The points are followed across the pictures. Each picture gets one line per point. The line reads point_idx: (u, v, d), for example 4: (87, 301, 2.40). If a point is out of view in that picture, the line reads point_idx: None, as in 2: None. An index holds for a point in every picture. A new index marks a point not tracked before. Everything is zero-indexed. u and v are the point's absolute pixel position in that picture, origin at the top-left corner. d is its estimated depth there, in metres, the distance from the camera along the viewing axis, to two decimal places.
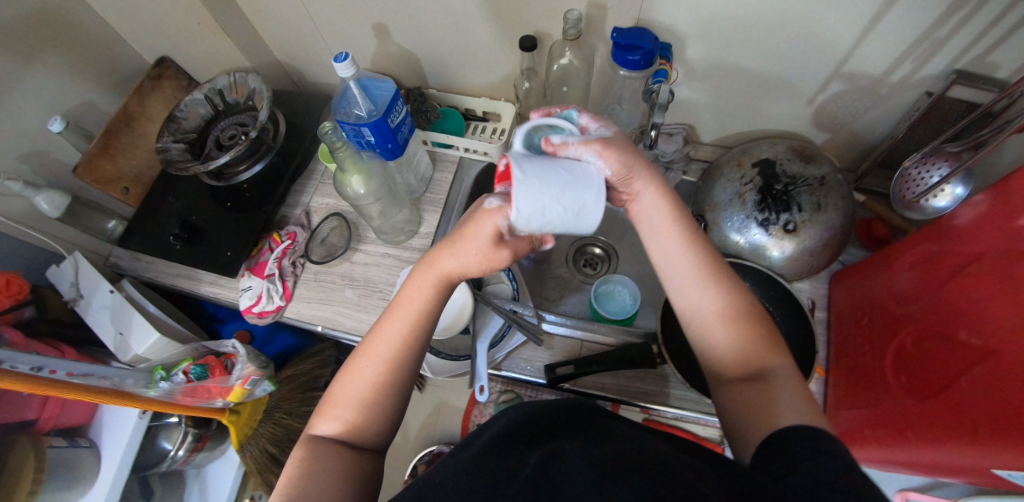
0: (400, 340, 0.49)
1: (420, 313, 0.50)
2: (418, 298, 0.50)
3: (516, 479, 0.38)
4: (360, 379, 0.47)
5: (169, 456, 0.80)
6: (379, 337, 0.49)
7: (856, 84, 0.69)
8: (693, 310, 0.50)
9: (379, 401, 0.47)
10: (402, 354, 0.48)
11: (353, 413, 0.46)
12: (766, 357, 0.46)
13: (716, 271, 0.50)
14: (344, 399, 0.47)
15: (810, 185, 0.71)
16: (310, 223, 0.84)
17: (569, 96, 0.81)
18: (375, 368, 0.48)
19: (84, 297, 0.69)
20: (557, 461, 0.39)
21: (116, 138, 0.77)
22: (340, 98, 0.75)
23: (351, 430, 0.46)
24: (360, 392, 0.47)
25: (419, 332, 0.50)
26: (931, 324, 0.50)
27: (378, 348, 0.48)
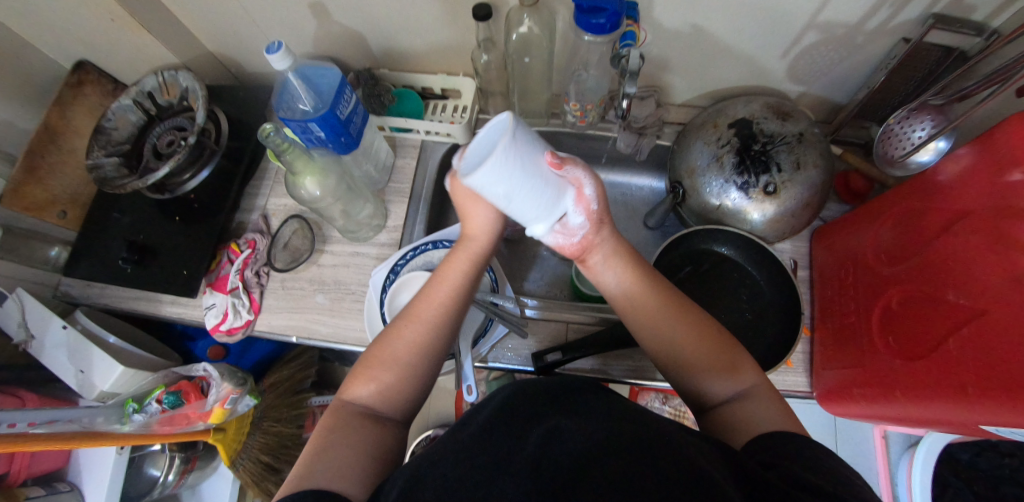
0: (442, 306, 0.50)
1: (463, 280, 0.52)
2: (470, 259, 0.53)
3: (517, 460, 0.37)
4: (405, 342, 0.48)
5: (159, 482, 0.78)
6: (426, 301, 0.51)
7: (831, 34, 0.66)
8: (667, 348, 0.50)
9: (421, 364, 0.48)
10: (447, 318, 0.50)
11: (394, 377, 0.47)
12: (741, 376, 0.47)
13: (673, 309, 0.51)
14: (384, 361, 0.48)
15: (789, 143, 0.69)
16: (269, 227, 0.79)
17: (532, 67, 0.75)
18: (420, 329, 0.49)
19: (35, 338, 0.63)
20: (558, 439, 0.38)
21: (41, 157, 0.70)
22: (281, 93, 0.68)
23: (385, 395, 0.47)
24: (401, 355, 0.48)
25: (458, 300, 0.51)
26: (915, 284, 0.50)
27: (424, 312, 0.50)
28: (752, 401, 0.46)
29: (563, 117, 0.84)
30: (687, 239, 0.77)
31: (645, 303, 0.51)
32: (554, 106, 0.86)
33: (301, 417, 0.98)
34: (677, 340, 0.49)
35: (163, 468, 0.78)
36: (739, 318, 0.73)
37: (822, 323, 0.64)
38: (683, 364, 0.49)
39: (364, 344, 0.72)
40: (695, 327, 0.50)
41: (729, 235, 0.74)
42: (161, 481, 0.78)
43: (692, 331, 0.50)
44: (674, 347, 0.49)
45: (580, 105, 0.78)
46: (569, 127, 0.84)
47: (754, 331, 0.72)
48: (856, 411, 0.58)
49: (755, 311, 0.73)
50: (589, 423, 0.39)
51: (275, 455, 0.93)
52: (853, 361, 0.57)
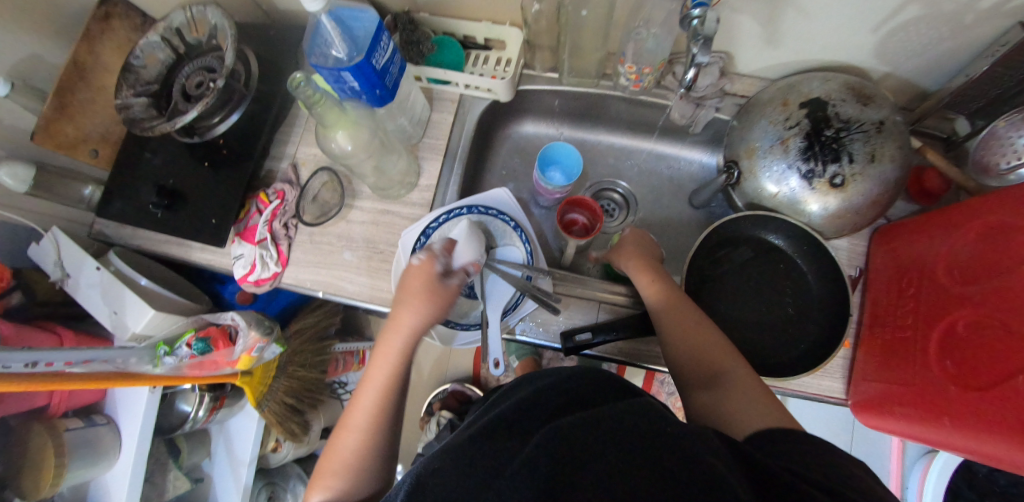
0: (377, 398, 0.52)
1: (390, 375, 0.53)
2: (387, 357, 0.54)
3: (518, 461, 0.36)
4: (344, 449, 0.51)
5: (190, 418, 0.81)
6: (360, 405, 0.52)
7: (937, 8, 0.57)
8: (686, 341, 0.56)
9: (362, 465, 0.50)
10: (381, 417, 0.52)
11: (339, 483, 0.49)
12: (723, 363, 0.54)
13: (685, 308, 0.60)
14: (331, 470, 0.50)
15: (866, 132, 0.63)
16: (298, 178, 0.76)
17: (589, 21, 0.67)
18: (359, 434, 0.51)
19: (70, 277, 0.65)
20: (556, 439, 0.36)
21: (71, 95, 0.66)
22: (314, 36, 0.63)
23: (342, 496, 0.49)
24: (344, 461, 0.50)
25: (392, 392, 0.53)
26: (994, 309, 0.46)
27: (356, 419, 0.52)
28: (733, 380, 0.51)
29: (615, 79, 0.77)
30: (735, 224, 0.72)
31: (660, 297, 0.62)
32: (605, 66, 0.79)
33: (324, 363, 1.01)
34: (685, 340, 0.56)
35: (194, 405, 0.81)
36: (781, 313, 0.70)
37: (868, 334, 0.62)
38: (688, 348, 0.56)
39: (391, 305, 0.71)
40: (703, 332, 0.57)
41: (782, 225, 0.69)
42: (192, 416, 0.81)
43: (698, 332, 0.57)
44: (684, 342, 0.56)
45: (636, 67, 0.71)
46: (621, 91, 0.77)
47: (794, 328, 0.69)
48: (892, 426, 0.56)
49: (798, 308, 0.69)
50: (588, 420, 0.37)
51: (300, 398, 0.97)
52: (899, 377, 0.54)
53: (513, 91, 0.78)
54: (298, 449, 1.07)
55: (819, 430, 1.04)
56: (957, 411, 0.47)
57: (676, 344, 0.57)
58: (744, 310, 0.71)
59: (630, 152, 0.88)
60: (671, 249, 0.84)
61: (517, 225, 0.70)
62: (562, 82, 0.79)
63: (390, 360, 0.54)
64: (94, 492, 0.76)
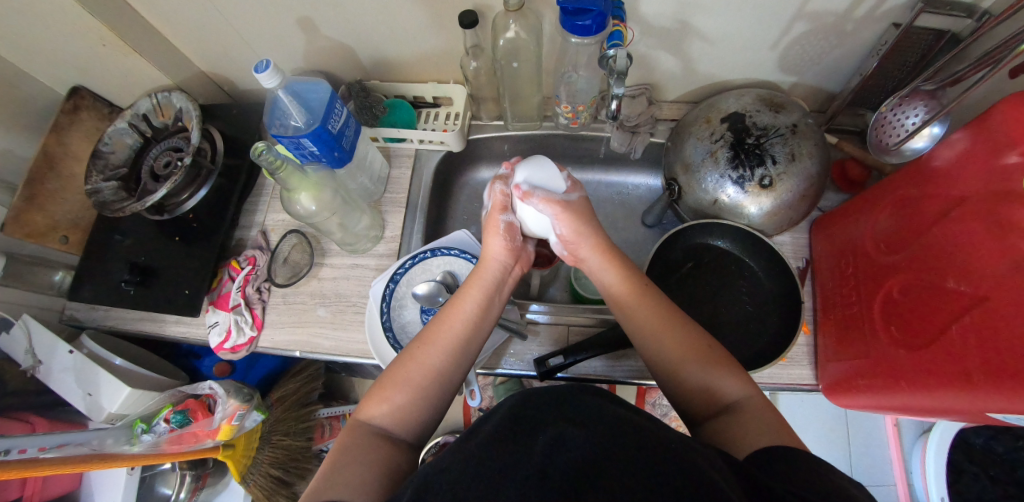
0: (465, 327, 0.54)
1: (476, 311, 0.55)
2: (482, 287, 0.57)
3: (520, 466, 0.37)
4: (422, 364, 0.51)
5: (172, 501, 0.78)
6: (446, 325, 0.54)
7: (820, 23, 0.65)
8: (661, 353, 0.51)
9: (433, 389, 0.50)
10: (462, 345, 0.53)
11: (406, 399, 0.49)
12: (733, 390, 0.47)
13: (672, 323, 0.52)
14: (398, 382, 0.50)
15: (783, 135, 0.69)
16: (268, 243, 0.80)
17: (521, 71, 0.75)
18: (441, 354, 0.52)
19: (43, 364, 0.66)
20: (563, 449, 0.37)
21: (40, 185, 0.72)
22: (272, 110, 0.68)
23: (403, 416, 0.48)
24: (418, 377, 0.50)
25: (480, 326, 0.55)
26: (917, 272, 0.50)
27: (441, 337, 0.53)
28: (749, 410, 0.45)
29: (555, 119, 0.84)
30: (683, 234, 0.77)
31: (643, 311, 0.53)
32: (546, 109, 0.86)
33: (309, 430, 1.00)
34: (672, 350, 0.50)
35: (175, 486, 0.79)
36: (739, 311, 0.73)
37: (825, 317, 0.65)
38: (683, 369, 0.49)
39: (368, 355, 0.72)
40: (683, 338, 0.51)
41: (726, 228, 0.75)
42: (173, 499, 0.78)
43: (686, 342, 0.50)
44: (674, 357, 0.50)
45: (571, 106, 0.78)
46: (562, 129, 0.84)
47: (755, 325, 0.72)
48: (865, 402, 0.57)
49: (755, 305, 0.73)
50: (590, 427, 0.39)
51: (287, 469, 0.95)
52: (858, 351, 0.57)
53: (464, 141, 0.84)
54: None
55: (816, 433, 1.03)
56: (910, 374, 0.49)
57: (665, 367, 0.50)
58: (705, 314, 0.74)
59: (583, 184, 0.94)
60: (633, 267, 0.88)
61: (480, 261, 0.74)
62: (508, 128, 0.86)
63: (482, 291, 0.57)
64: None
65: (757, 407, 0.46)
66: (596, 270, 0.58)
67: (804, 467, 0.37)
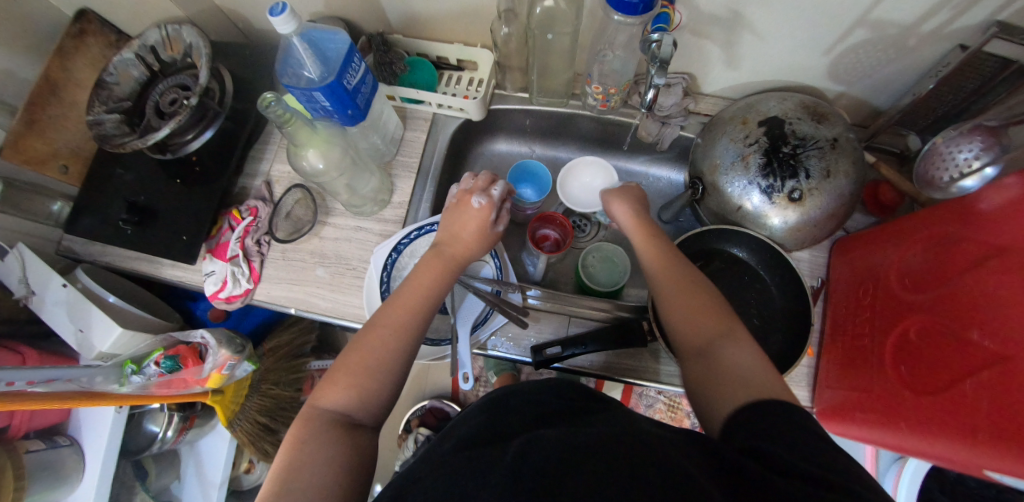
0: (410, 308, 0.53)
1: (434, 285, 0.56)
2: (443, 266, 0.58)
3: (496, 468, 0.35)
4: (374, 345, 0.50)
5: (158, 438, 0.79)
6: (402, 306, 0.53)
7: (881, 32, 0.61)
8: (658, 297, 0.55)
9: (389, 366, 0.49)
10: (413, 321, 0.53)
11: (361, 383, 0.48)
12: (719, 336, 0.48)
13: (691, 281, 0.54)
14: (351, 369, 0.48)
15: (821, 148, 0.65)
16: (272, 195, 0.77)
17: (555, 45, 0.70)
18: (390, 332, 0.51)
19: (35, 295, 0.66)
20: (537, 448, 0.36)
21: (41, 110, 0.68)
22: (285, 57, 0.62)
23: (360, 398, 0.47)
24: (372, 356, 0.49)
25: (423, 306, 0.54)
26: (939, 317, 0.49)
27: (394, 316, 0.52)
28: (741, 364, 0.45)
29: (583, 99, 0.79)
30: (701, 238, 0.75)
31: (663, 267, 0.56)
32: (575, 86, 0.81)
33: (298, 381, 1.01)
34: (674, 299, 0.53)
35: (162, 424, 0.79)
36: (746, 322, 0.72)
37: (831, 344, 0.65)
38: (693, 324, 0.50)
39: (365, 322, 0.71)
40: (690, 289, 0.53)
41: (745, 237, 0.72)
42: (159, 437, 0.79)
43: (692, 296, 0.52)
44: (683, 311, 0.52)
45: (602, 88, 0.73)
46: (588, 110, 0.79)
47: (760, 337, 0.71)
48: (859, 434, 0.58)
49: (764, 320, 0.72)
50: (566, 432, 0.38)
51: (273, 416, 0.96)
52: (861, 384, 0.57)
53: (485, 111, 0.80)
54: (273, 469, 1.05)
55: None
56: (912, 419, 0.49)
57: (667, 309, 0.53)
58: None
59: (602, 170, 0.90)
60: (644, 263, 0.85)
61: None
62: (532, 102, 0.81)
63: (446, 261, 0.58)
64: None
65: (737, 361, 0.46)
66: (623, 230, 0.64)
67: (775, 426, 0.37)
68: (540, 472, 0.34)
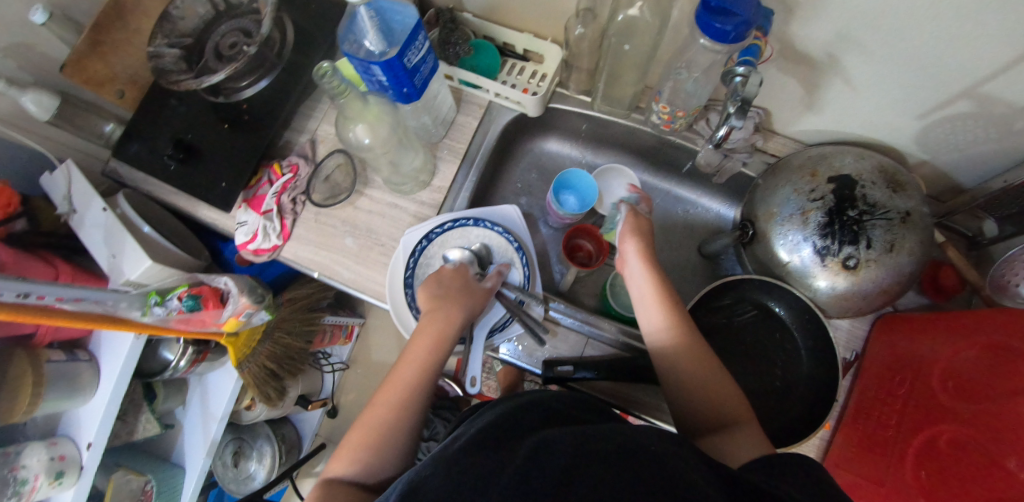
0: (410, 383, 0.54)
1: (427, 358, 0.56)
2: (433, 339, 0.57)
3: (506, 470, 0.38)
4: (372, 424, 0.52)
5: (171, 366, 0.82)
6: (393, 386, 0.54)
7: (988, 109, 0.55)
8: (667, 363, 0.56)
9: (388, 440, 0.51)
10: (410, 400, 0.53)
11: (367, 454, 0.50)
12: (731, 408, 0.52)
13: (694, 343, 0.56)
14: (358, 440, 0.51)
15: (889, 220, 0.61)
16: (314, 154, 0.77)
17: (629, 55, 0.66)
18: (387, 412, 0.52)
19: (77, 212, 0.68)
20: (546, 451, 0.39)
21: (106, 33, 0.68)
22: (350, 23, 0.61)
23: (366, 472, 0.49)
24: (370, 433, 0.51)
25: (424, 380, 0.55)
26: (979, 432, 0.45)
27: (391, 394, 0.54)
28: (742, 432, 0.49)
29: (647, 114, 0.75)
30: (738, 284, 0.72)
31: (665, 326, 0.57)
32: (640, 99, 0.77)
33: (310, 334, 1.02)
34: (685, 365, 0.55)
35: (176, 354, 0.82)
36: (765, 379, 0.70)
37: (852, 423, 0.62)
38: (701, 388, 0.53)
39: (383, 300, 0.71)
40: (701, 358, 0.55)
41: (785, 293, 0.69)
42: (173, 365, 0.82)
43: (701, 361, 0.55)
44: (688, 379, 0.54)
45: (670, 108, 0.69)
46: (649, 127, 0.75)
47: (776, 398, 0.69)
48: None
49: (784, 380, 0.69)
50: (577, 434, 0.40)
51: (280, 364, 0.98)
52: (876, 473, 0.55)
53: (543, 108, 0.77)
54: (272, 412, 1.10)
55: None
56: None
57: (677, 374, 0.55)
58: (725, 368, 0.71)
59: (648, 189, 0.87)
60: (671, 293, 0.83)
61: (520, 246, 0.70)
62: (592, 108, 0.77)
63: (438, 329, 0.58)
64: (64, 426, 0.73)
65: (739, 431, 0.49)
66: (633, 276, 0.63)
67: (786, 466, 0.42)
68: (548, 472, 0.37)
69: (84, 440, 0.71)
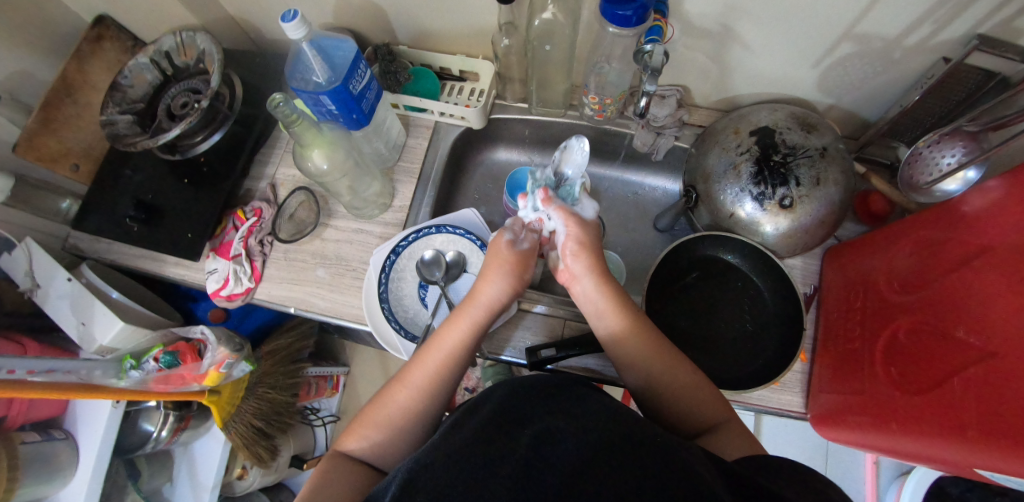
0: (438, 366, 0.53)
1: (459, 343, 0.55)
2: (463, 329, 0.56)
3: (508, 463, 0.36)
4: (394, 405, 0.51)
5: (152, 437, 0.79)
6: (418, 366, 0.53)
7: (867, 46, 0.64)
8: (642, 369, 0.54)
9: (403, 428, 0.50)
10: (439, 386, 0.52)
11: (380, 435, 0.49)
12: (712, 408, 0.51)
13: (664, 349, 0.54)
14: (374, 421, 0.50)
15: (810, 157, 0.67)
16: (276, 197, 0.79)
17: (553, 55, 0.73)
18: (410, 394, 0.51)
19: (40, 287, 0.68)
20: (551, 441, 0.37)
21: (57, 111, 0.70)
22: (295, 62, 0.66)
23: (377, 449, 0.49)
24: (387, 417, 0.50)
25: (452, 364, 0.54)
26: (926, 317, 0.50)
27: (416, 376, 0.52)
28: (730, 432, 0.49)
29: (581, 109, 0.81)
30: (694, 244, 0.76)
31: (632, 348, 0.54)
32: (572, 97, 0.84)
33: (296, 387, 0.99)
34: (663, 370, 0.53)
35: (157, 424, 0.79)
36: (740, 327, 0.74)
37: (823, 349, 0.65)
38: (655, 370, 0.53)
39: (362, 322, 0.72)
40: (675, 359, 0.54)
41: (737, 243, 0.73)
42: (154, 437, 0.79)
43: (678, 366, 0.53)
44: (669, 385, 0.53)
45: (599, 98, 0.75)
46: (585, 120, 0.82)
47: (754, 343, 0.72)
48: (850, 437, 0.58)
49: (758, 324, 0.73)
50: (581, 421, 0.39)
51: (268, 421, 0.95)
52: (853, 386, 0.57)
53: (485, 119, 0.82)
54: (266, 477, 1.05)
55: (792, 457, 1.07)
56: (903, 419, 0.49)
57: (651, 379, 0.53)
58: (703, 325, 0.74)
59: (600, 178, 0.92)
60: (640, 272, 0.87)
61: (484, 244, 0.74)
62: (531, 112, 0.83)
63: (475, 315, 0.58)
64: None
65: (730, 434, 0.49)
66: (581, 288, 0.59)
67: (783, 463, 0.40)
68: (553, 465, 0.36)
69: None
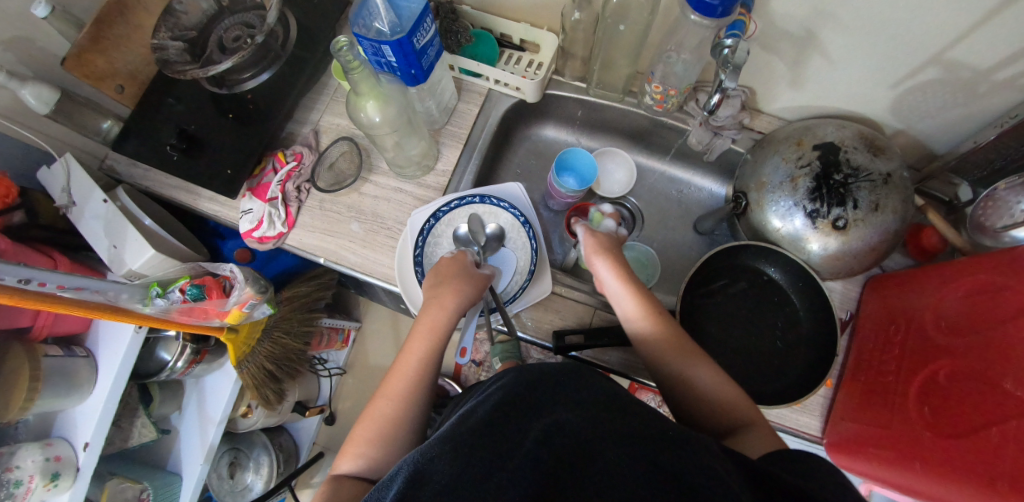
0: (411, 377, 0.54)
1: (428, 350, 0.56)
2: (433, 330, 0.57)
3: (516, 454, 0.36)
4: (378, 417, 0.51)
5: (167, 366, 0.80)
6: (396, 377, 0.54)
7: (953, 74, 0.61)
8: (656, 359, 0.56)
9: (395, 434, 0.50)
10: (415, 392, 0.53)
11: (375, 448, 0.49)
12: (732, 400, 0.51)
13: (673, 335, 0.56)
14: (365, 436, 0.50)
15: (873, 181, 0.64)
16: (317, 144, 0.77)
17: (624, 37, 0.70)
18: (390, 404, 0.52)
19: (76, 205, 0.67)
20: (559, 434, 0.37)
21: (108, 29, 0.67)
22: (360, 7, 0.63)
23: (375, 462, 0.49)
24: (375, 429, 0.51)
25: (425, 371, 0.55)
26: (972, 363, 0.49)
27: (393, 386, 0.54)
28: (750, 426, 0.49)
29: (640, 97, 0.79)
30: (736, 252, 0.75)
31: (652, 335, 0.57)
32: (632, 84, 0.80)
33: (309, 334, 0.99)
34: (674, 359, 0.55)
35: (173, 354, 0.80)
36: (768, 343, 0.73)
37: (851, 378, 0.65)
38: (663, 359, 0.55)
39: (391, 282, 0.71)
40: (688, 347, 0.55)
41: (782, 258, 0.72)
42: (170, 366, 0.80)
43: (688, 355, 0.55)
44: (677, 375, 0.54)
45: (662, 88, 0.72)
46: (642, 109, 0.79)
47: (779, 360, 0.72)
48: (865, 469, 0.58)
49: (786, 341, 0.72)
50: (615, 418, 0.39)
51: (280, 366, 0.95)
52: (879, 420, 0.57)
53: (540, 94, 0.80)
54: (269, 418, 1.06)
55: None
56: (929, 459, 0.49)
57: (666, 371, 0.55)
58: (730, 335, 0.74)
59: (644, 171, 0.90)
60: (672, 272, 0.86)
61: (526, 221, 0.72)
62: (587, 93, 0.81)
63: (433, 325, 0.58)
64: (60, 427, 0.70)
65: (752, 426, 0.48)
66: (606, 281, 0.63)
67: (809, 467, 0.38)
68: (584, 460, 0.35)
69: (81, 440, 0.69)
